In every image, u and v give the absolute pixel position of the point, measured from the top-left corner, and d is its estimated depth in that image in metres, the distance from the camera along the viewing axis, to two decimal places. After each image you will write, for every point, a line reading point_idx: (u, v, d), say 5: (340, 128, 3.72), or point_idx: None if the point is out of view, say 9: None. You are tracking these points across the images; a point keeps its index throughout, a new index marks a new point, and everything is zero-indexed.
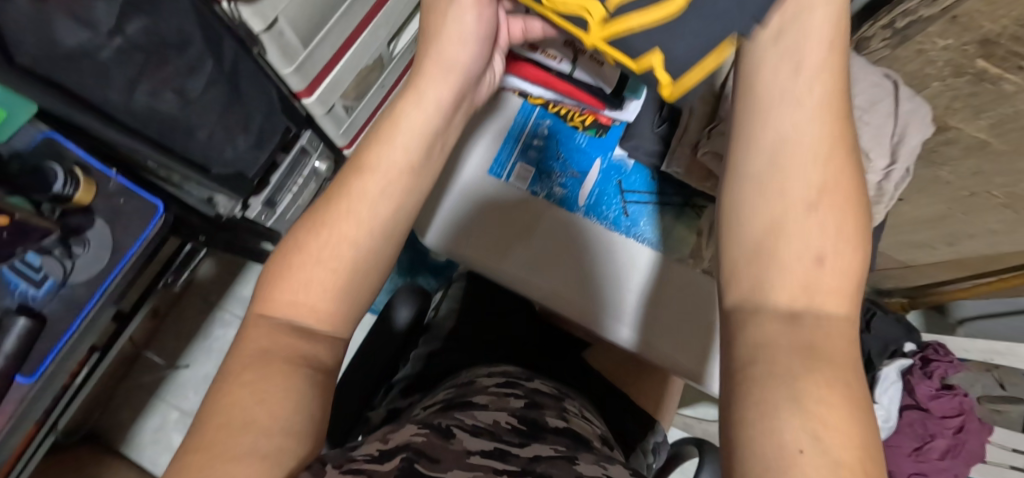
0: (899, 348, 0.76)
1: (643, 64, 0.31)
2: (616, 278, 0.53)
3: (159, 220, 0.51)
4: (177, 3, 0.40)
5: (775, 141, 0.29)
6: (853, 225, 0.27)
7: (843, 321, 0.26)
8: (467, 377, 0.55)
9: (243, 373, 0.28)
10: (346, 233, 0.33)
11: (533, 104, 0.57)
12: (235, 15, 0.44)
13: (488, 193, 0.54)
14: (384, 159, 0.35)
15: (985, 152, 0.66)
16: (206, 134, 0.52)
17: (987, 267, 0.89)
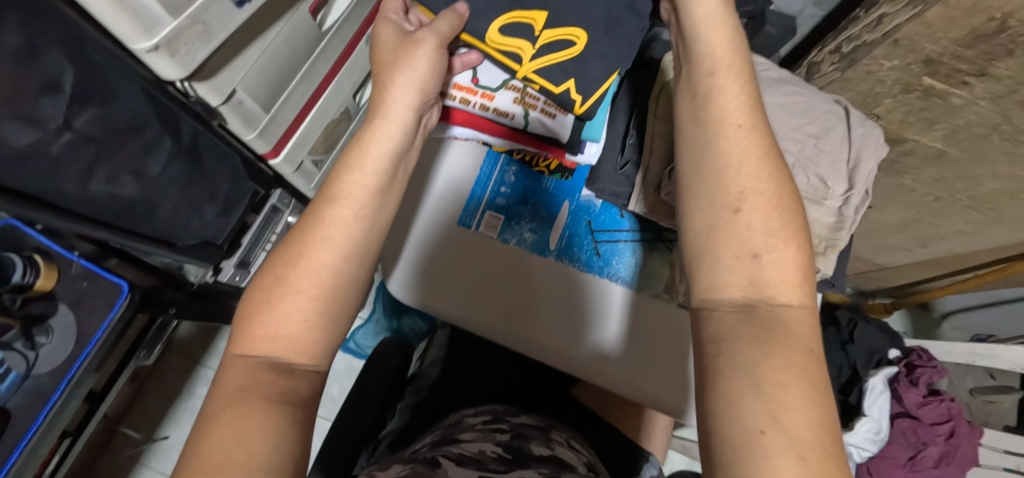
0: (884, 355, 0.76)
1: (563, 88, 0.44)
2: (594, 309, 0.53)
3: (125, 300, 0.50)
4: (127, 88, 0.40)
5: (715, 148, 0.33)
6: (789, 217, 0.31)
7: (797, 310, 0.30)
8: (454, 419, 0.55)
9: (222, 412, 0.28)
10: (323, 261, 0.33)
11: (498, 152, 0.57)
12: (191, 92, 0.44)
13: (457, 242, 0.54)
14: (359, 184, 0.34)
15: (943, 160, 0.68)
16: (169, 209, 0.51)
17: (961, 264, 0.90)
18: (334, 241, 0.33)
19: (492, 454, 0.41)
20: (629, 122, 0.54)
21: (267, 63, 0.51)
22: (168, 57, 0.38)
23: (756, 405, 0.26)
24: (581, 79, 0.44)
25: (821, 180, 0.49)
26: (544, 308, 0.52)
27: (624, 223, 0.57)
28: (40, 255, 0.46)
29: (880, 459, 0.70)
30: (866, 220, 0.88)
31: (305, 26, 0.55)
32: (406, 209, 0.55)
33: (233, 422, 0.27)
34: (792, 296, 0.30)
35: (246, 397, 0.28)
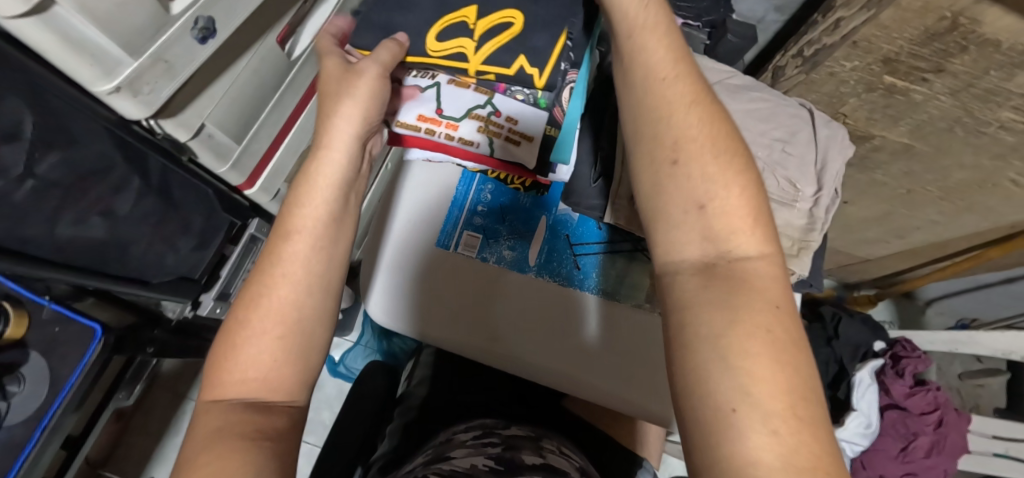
0: (870, 349, 0.76)
1: (516, 69, 0.40)
2: (571, 319, 0.53)
3: (97, 344, 0.48)
4: (92, 127, 0.40)
5: (652, 123, 0.31)
6: (737, 179, 0.30)
7: (757, 266, 0.29)
8: (444, 437, 0.54)
9: (200, 456, 0.28)
10: (285, 296, 0.32)
11: (473, 172, 0.57)
12: (158, 130, 0.45)
13: (432, 261, 0.54)
14: (312, 215, 0.34)
15: (911, 154, 0.70)
16: (141, 248, 0.51)
17: (938, 253, 0.92)
18: (290, 274, 0.33)
19: (484, 467, 0.42)
20: (600, 135, 0.54)
21: (237, 96, 0.51)
22: (130, 98, 0.39)
23: (730, 379, 0.26)
24: (530, 53, 0.40)
25: (791, 183, 0.50)
26: (521, 323, 0.53)
27: (602, 235, 0.57)
28: (7, 301, 0.44)
29: (872, 451, 0.70)
30: (843, 215, 0.90)
31: (276, 57, 0.55)
32: (383, 234, 0.55)
33: (213, 463, 0.27)
34: (751, 246, 0.30)
35: (222, 445, 0.28)
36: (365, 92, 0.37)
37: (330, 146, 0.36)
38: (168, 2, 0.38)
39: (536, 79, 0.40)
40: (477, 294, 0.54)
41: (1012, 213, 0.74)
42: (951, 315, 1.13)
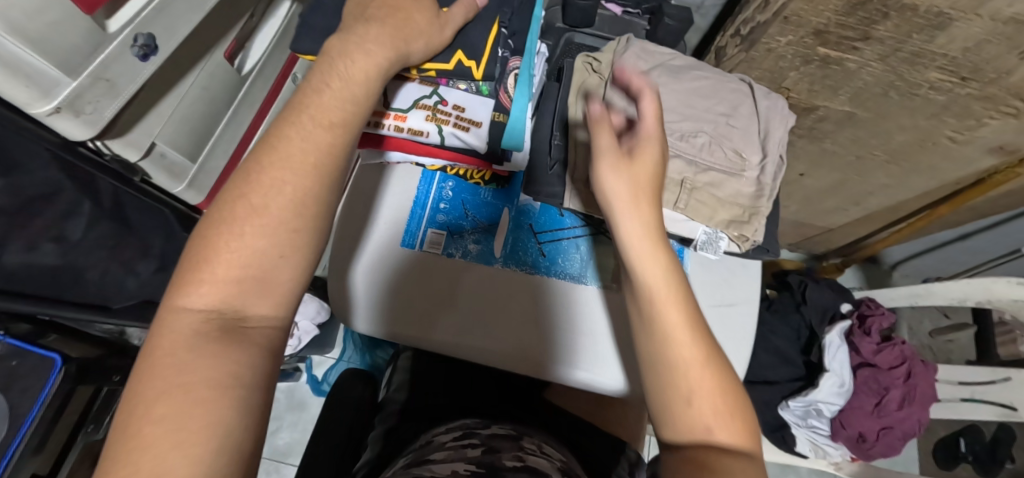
0: (837, 311, 0.78)
1: (454, 63, 0.43)
2: (550, 314, 0.54)
3: (58, 374, 0.47)
4: (30, 147, 0.40)
5: (663, 341, 0.38)
6: (718, 380, 0.37)
7: (736, 449, 0.35)
8: (424, 440, 0.54)
9: (153, 407, 0.25)
10: (270, 213, 0.30)
11: (432, 170, 0.58)
12: (105, 151, 0.44)
13: (404, 263, 0.54)
14: (310, 136, 0.32)
15: (854, 121, 0.73)
16: (98, 273, 0.52)
17: (893, 216, 0.96)
18: (270, 208, 0.30)
19: (464, 470, 0.41)
20: (553, 124, 0.56)
21: (187, 114, 0.51)
22: (73, 119, 0.38)
23: None
24: (466, 48, 0.43)
25: (737, 153, 0.52)
26: (504, 317, 0.53)
27: (565, 221, 0.58)
28: None
29: (848, 410, 0.72)
30: (801, 188, 0.93)
31: (224, 72, 0.55)
32: (347, 239, 0.55)
33: (165, 420, 0.24)
34: (731, 436, 0.36)
35: (184, 399, 0.25)
36: (389, 35, 0.37)
37: (333, 83, 0.34)
38: (104, 21, 0.39)
39: (475, 72, 0.44)
40: (456, 293, 0.54)
41: (953, 170, 0.78)
42: (916, 275, 1.18)
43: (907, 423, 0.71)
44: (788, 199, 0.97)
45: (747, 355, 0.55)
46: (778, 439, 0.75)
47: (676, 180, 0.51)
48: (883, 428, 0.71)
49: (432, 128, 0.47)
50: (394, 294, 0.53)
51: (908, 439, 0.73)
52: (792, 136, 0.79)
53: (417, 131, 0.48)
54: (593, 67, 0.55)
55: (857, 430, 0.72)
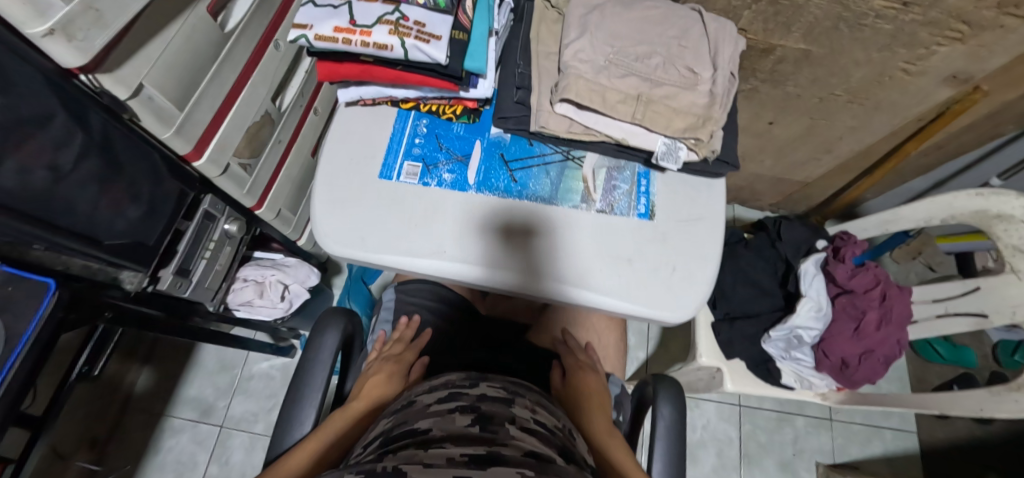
0: (813, 247, 0.80)
1: None
2: (548, 244, 0.56)
3: (52, 297, 0.50)
4: (29, 74, 0.42)
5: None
6: None
7: None
8: (405, 399, 0.52)
9: None
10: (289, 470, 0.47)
11: (406, 109, 0.62)
12: (97, 85, 0.46)
13: (393, 195, 0.57)
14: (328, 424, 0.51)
15: (812, 60, 0.75)
16: (89, 206, 0.52)
17: (865, 164, 0.99)
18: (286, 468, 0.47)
19: (461, 456, 0.36)
20: (515, 56, 0.59)
21: (171, 63, 0.54)
22: (65, 43, 0.40)
23: None
24: None
25: (690, 70, 0.55)
26: (503, 257, 0.55)
27: (535, 151, 0.61)
28: None
29: (828, 338, 0.73)
30: (771, 138, 0.96)
31: (206, 27, 0.58)
32: (330, 174, 0.58)
33: None
34: None
35: None
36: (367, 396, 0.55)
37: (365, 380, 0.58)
38: None
39: None
40: (456, 236, 0.56)
41: (914, 105, 0.81)
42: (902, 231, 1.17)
43: (885, 346, 0.72)
44: (763, 152, 1.01)
45: (717, 264, 0.57)
46: (763, 372, 0.77)
47: (633, 95, 0.54)
48: (864, 352, 0.72)
49: (394, 42, 0.48)
50: (395, 232, 0.56)
51: (890, 363, 0.74)
52: (756, 81, 0.82)
53: (381, 46, 0.48)
54: (551, 3, 0.60)
55: (839, 356, 0.73)
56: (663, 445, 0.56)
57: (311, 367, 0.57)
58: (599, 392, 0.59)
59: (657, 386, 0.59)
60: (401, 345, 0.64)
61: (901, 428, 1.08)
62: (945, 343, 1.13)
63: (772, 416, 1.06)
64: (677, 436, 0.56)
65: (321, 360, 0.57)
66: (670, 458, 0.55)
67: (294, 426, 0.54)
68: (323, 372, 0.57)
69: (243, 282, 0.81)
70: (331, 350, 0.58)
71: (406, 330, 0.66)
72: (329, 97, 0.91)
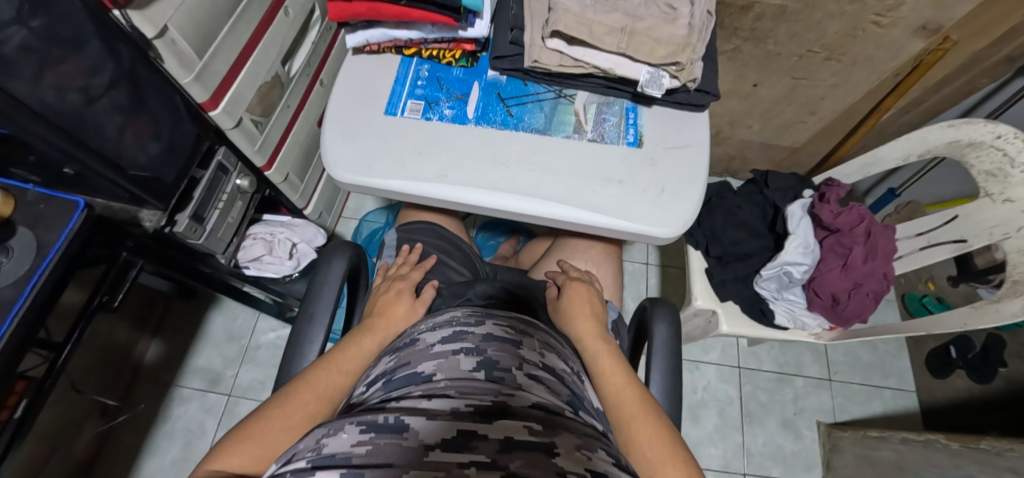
0: (800, 194, 0.83)
1: None
2: (544, 170, 0.60)
3: (81, 213, 0.55)
4: (70, 3, 0.46)
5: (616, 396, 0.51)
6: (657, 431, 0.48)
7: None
8: (409, 337, 0.53)
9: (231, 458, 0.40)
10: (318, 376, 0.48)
11: (409, 56, 0.66)
12: (125, 20, 0.50)
13: (398, 128, 0.61)
14: (348, 344, 0.54)
15: (788, 15, 0.79)
16: (116, 131, 0.57)
17: (849, 124, 1.04)
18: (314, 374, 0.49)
19: (465, 407, 0.37)
20: (509, 2, 0.64)
21: (194, 7, 0.56)
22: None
23: None
24: None
25: (670, 6, 0.60)
26: (502, 183, 0.59)
27: (529, 89, 0.65)
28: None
29: (819, 277, 0.76)
30: (757, 100, 1.01)
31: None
32: (340, 110, 0.62)
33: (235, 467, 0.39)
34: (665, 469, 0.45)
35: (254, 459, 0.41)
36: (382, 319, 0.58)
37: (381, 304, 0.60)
38: None
39: None
40: (459, 166, 0.59)
41: (889, 59, 0.86)
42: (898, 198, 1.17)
43: (873, 280, 0.75)
44: (750, 116, 1.06)
45: (703, 185, 0.60)
46: (757, 313, 0.79)
47: (618, 28, 0.58)
48: (853, 287, 0.75)
49: None
50: (401, 161, 0.59)
51: (879, 299, 0.76)
52: (738, 40, 0.86)
53: None
54: None
55: (829, 291, 0.75)
56: (659, 362, 0.59)
57: (320, 291, 0.57)
58: (593, 307, 0.63)
59: (653, 307, 0.63)
60: (407, 267, 0.67)
61: (900, 387, 1.10)
62: (939, 304, 1.12)
63: (771, 377, 1.11)
64: (673, 355, 0.59)
65: (328, 284, 0.57)
66: (668, 373, 0.58)
67: (303, 346, 0.54)
68: (331, 297, 0.57)
69: (253, 239, 0.87)
70: (337, 277, 0.58)
71: (410, 255, 0.69)
72: (334, 70, 0.96)
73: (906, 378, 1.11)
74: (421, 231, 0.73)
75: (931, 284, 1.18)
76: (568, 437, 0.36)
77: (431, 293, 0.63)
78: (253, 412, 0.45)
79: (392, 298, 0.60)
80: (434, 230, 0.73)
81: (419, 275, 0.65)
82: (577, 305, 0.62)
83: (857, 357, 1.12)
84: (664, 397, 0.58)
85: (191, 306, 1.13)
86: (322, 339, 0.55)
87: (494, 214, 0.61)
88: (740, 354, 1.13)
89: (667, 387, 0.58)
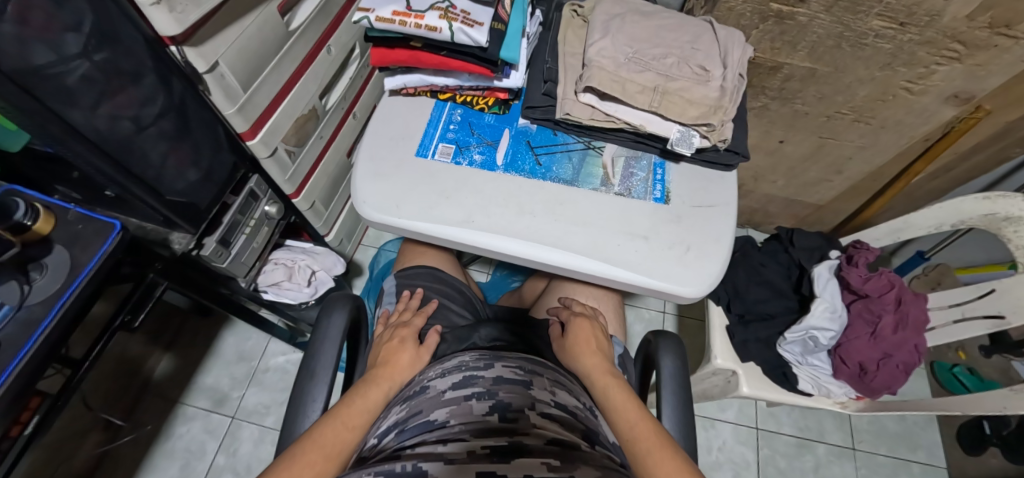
0: (826, 255, 0.82)
1: None
2: (569, 218, 0.60)
3: (117, 235, 0.57)
4: (133, 40, 0.49)
5: (629, 427, 0.48)
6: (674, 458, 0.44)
7: None
8: (418, 384, 0.53)
9: None
10: (332, 431, 0.46)
11: (443, 100, 0.68)
12: (181, 56, 0.52)
13: (424, 169, 0.62)
14: (355, 394, 0.51)
15: (817, 77, 0.80)
16: (159, 160, 0.59)
17: (876, 186, 1.03)
18: (326, 428, 0.46)
19: (482, 448, 0.37)
20: (544, 55, 0.66)
21: (245, 46, 0.58)
22: (167, 13, 0.46)
23: None
24: None
25: (702, 68, 0.61)
26: (526, 228, 0.59)
27: (558, 139, 0.66)
28: (39, 204, 0.56)
29: (846, 344, 0.73)
30: (783, 156, 1.01)
31: (274, 20, 0.62)
32: (369, 149, 0.64)
33: None
34: None
35: None
36: (384, 366, 0.56)
37: (386, 350, 0.59)
38: None
39: None
40: (485, 208, 0.60)
41: (919, 125, 0.85)
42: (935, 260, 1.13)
43: (903, 352, 0.72)
44: (775, 171, 1.06)
45: (729, 244, 0.60)
46: (780, 377, 0.76)
47: (650, 87, 0.59)
48: (884, 356, 0.72)
49: (443, 24, 0.55)
50: (427, 202, 0.60)
51: (910, 372, 0.73)
52: (766, 98, 0.87)
53: (431, 29, 0.55)
54: (577, 12, 0.67)
55: (858, 360, 0.72)
56: (669, 395, 0.56)
57: (321, 349, 0.56)
58: (598, 343, 0.60)
59: (657, 340, 0.60)
60: (409, 312, 0.66)
61: (929, 462, 1.04)
62: (971, 376, 1.06)
63: (791, 442, 1.06)
64: (683, 386, 0.57)
65: (329, 341, 0.57)
66: (680, 406, 0.56)
67: (306, 406, 0.53)
68: (332, 354, 0.56)
69: (274, 264, 0.88)
70: (338, 334, 0.58)
71: (411, 300, 0.68)
72: (367, 105, 0.98)
73: (936, 453, 1.06)
74: (420, 276, 0.73)
75: (962, 353, 1.11)
76: (587, 470, 0.35)
77: (436, 339, 0.62)
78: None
79: (395, 345, 0.59)
80: (434, 274, 0.74)
81: (422, 321, 0.64)
82: (574, 342, 0.59)
83: (882, 427, 1.08)
84: (678, 431, 0.55)
85: (205, 324, 1.14)
86: (325, 396, 0.55)
87: (516, 261, 0.60)
88: (758, 414, 1.09)
89: (680, 421, 0.55)
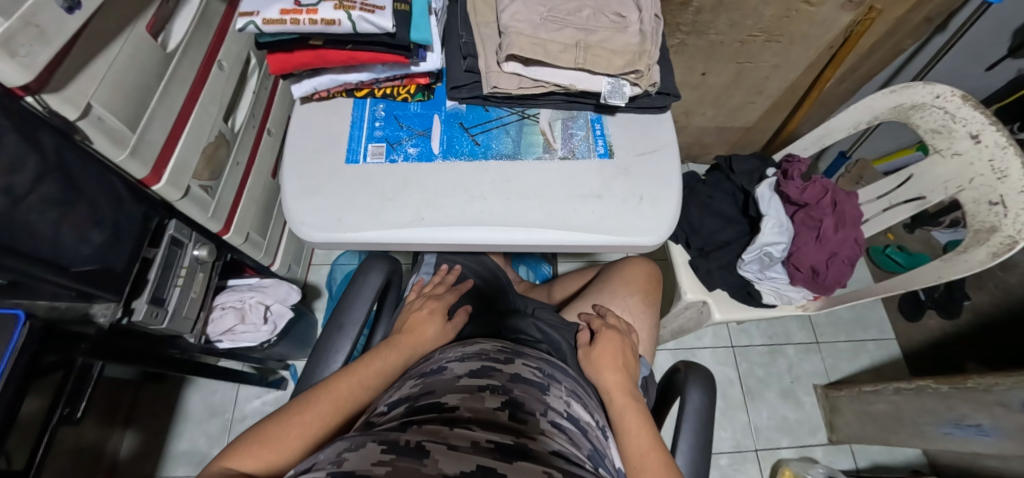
0: (764, 173, 0.86)
1: None
2: (529, 189, 0.59)
3: (23, 326, 0.50)
4: None
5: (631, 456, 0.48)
6: None
7: None
8: (436, 363, 0.51)
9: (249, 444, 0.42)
10: (345, 388, 0.47)
11: (362, 98, 0.64)
12: (42, 104, 0.44)
13: (363, 174, 0.58)
14: (374, 358, 0.51)
15: (725, 5, 0.81)
16: (53, 228, 0.52)
17: (794, 98, 1.09)
18: (342, 385, 0.47)
19: (485, 441, 0.35)
20: (457, 30, 0.63)
21: (118, 79, 0.51)
22: (8, 60, 0.38)
23: None
24: None
25: (619, 15, 0.60)
26: (492, 209, 0.57)
27: (491, 115, 0.64)
28: None
29: (797, 252, 0.78)
30: (707, 88, 1.04)
31: (149, 40, 0.55)
32: (316, 147, 0.60)
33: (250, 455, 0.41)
34: None
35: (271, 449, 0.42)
36: (406, 333, 0.55)
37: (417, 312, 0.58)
38: None
39: None
40: (444, 200, 0.57)
41: (822, 34, 0.89)
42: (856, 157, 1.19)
43: (846, 247, 0.77)
44: (702, 103, 1.09)
45: (678, 187, 0.61)
46: (746, 296, 0.81)
47: (572, 44, 0.57)
48: (833, 254, 0.77)
49: (341, 15, 0.51)
50: (372, 207, 0.56)
51: (853, 264, 0.78)
52: (682, 34, 0.88)
53: (328, 22, 0.51)
54: None
55: (811, 264, 0.77)
56: (689, 429, 0.56)
57: (354, 303, 0.56)
58: (625, 360, 0.58)
59: (687, 371, 0.60)
60: (442, 286, 0.65)
61: (881, 337, 1.16)
62: (901, 253, 1.18)
63: (763, 351, 1.14)
64: (703, 425, 0.57)
65: (362, 299, 0.56)
66: (694, 443, 0.55)
67: (329, 355, 0.54)
68: (362, 312, 0.56)
69: (222, 310, 0.81)
70: (372, 295, 0.57)
71: (447, 275, 0.67)
72: (280, 117, 0.91)
73: (885, 327, 1.17)
74: (461, 256, 0.72)
75: (890, 234, 1.22)
76: None
77: (463, 319, 0.61)
78: (278, 410, 0.45)
79: (422, 312, 0.58)
80: (474, 256, 0.73)
81: (453, 299, 0.63)
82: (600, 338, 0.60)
83: (838, 317, 1.17)
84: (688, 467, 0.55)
85: (163, 388, 1.05)
86: (349, 349, 0.55)
87: (480, 249, 0.58)
88: (731, 334, 1.16)
89: (693, 461, 0.55)
